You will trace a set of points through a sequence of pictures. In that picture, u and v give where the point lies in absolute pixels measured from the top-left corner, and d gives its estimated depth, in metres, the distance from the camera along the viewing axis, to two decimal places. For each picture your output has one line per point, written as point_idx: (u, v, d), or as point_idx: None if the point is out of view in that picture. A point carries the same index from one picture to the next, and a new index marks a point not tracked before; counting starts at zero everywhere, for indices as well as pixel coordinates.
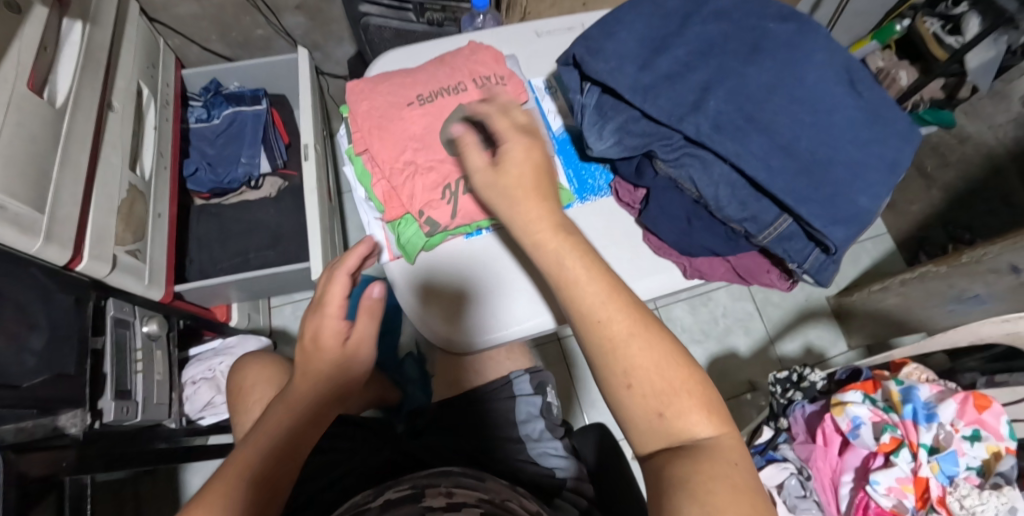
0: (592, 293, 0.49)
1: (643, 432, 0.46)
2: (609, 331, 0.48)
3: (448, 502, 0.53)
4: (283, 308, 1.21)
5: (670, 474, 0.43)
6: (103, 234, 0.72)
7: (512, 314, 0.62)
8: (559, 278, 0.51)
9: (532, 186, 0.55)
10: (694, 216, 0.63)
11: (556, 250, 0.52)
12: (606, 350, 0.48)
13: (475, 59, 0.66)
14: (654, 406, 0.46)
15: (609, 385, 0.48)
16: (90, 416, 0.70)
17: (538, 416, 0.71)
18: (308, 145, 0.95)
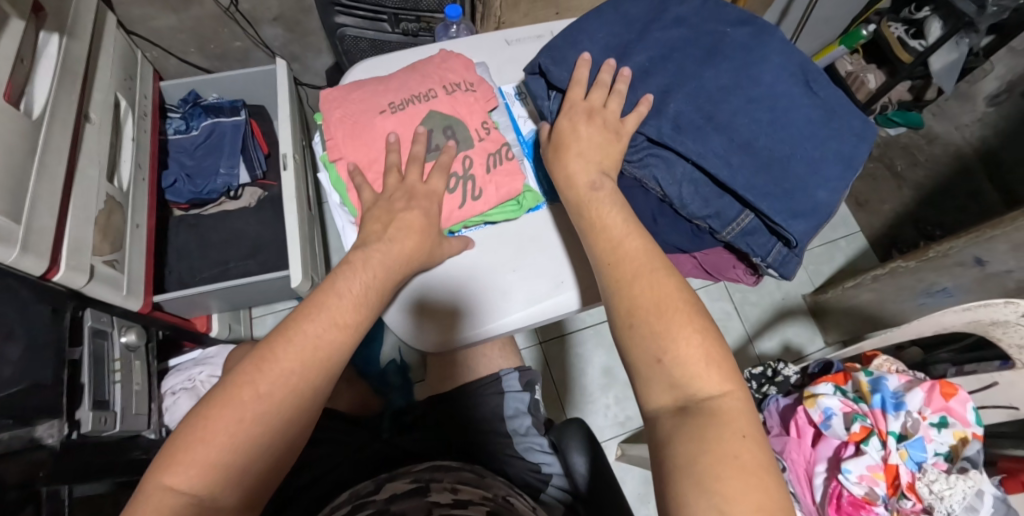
0: (621, 249, 0.53)
1: (655, 388, 0.46)
2: (618, 271, 0.52)
3: (454, 499, 0.55)
4: (265, 318, 1.21)
5: (669, 431, 0.44)
6: (80, 244, 0.72)
7: (501, 311, 0.61)
8: (589, 235, 0.56)
9: (569, 157, 0.60)
10: (660, 213, 0.65)
11: (585, 211, 0.57)
12: (620, 288, 0.51)
13: (445, 67, 0.68)
14: (662, 354, 0.47)
15: (616, 325, 0.51)
16: (67, 427, 0.70)
17: (527, 412, 0.71)
18: (287, 155, 0.96)
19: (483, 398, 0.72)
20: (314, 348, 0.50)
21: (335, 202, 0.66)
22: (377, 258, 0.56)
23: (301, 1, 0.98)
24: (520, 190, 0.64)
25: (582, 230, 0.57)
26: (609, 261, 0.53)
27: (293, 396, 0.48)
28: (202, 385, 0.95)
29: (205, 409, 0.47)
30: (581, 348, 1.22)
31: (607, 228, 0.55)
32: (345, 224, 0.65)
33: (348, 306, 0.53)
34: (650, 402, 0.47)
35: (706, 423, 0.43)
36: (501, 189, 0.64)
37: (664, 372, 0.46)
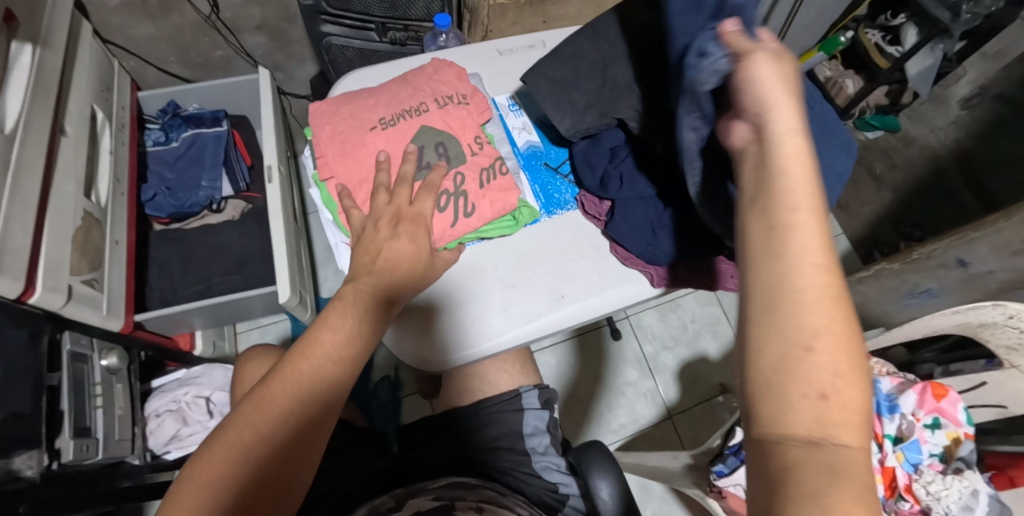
0: (811, 222, 0.35)
1: (794, 413, 0.32)
2: (819, 285, 0.34)
3: None
4: (250, 333, 1.18)
5: (799, 469, 0.31)
6: (57, 264, 0.69)
7: (497, 334, 0.59)
8: (773, 182, 0.37)
9: (766, 77, 0.39)
10: (660, 225, 0.61)
11: (780, 156, 0.38)
12: (809, 306, 0.33)
13: (437, 79, 0.67)
14: (821, 376, 0.32)
15: (782, 345, 0.33)
16: (48, 457, 0.66)
17: (545, 431, 0.70)
18: (272, 167, 0.94)
19: (499, 415, 0.69)
20: (308, 387, 0.49)
21: (326, 220, 0.64)
22: (368, 289, 0.54)
23: (284, 9, 0.96)
24: (515, 205, 0.62)
25: (781, 211, 0.36)
26: (793, 232, 0.35)
27: (283, 437, 0.48)
28: (188, 407, 0.93)
29: (200, 459, 0.45)
30: (613, 343, 1.22)
31: (796, 183, 0.36)
32: (338, 243, 0.63)
33: (340, 341, 0.51)
34: (776, 427, 0.32)
35: (837, 464, 0.30)
36: (495, 205, 0.62)
37: (819, 408, 0.32)
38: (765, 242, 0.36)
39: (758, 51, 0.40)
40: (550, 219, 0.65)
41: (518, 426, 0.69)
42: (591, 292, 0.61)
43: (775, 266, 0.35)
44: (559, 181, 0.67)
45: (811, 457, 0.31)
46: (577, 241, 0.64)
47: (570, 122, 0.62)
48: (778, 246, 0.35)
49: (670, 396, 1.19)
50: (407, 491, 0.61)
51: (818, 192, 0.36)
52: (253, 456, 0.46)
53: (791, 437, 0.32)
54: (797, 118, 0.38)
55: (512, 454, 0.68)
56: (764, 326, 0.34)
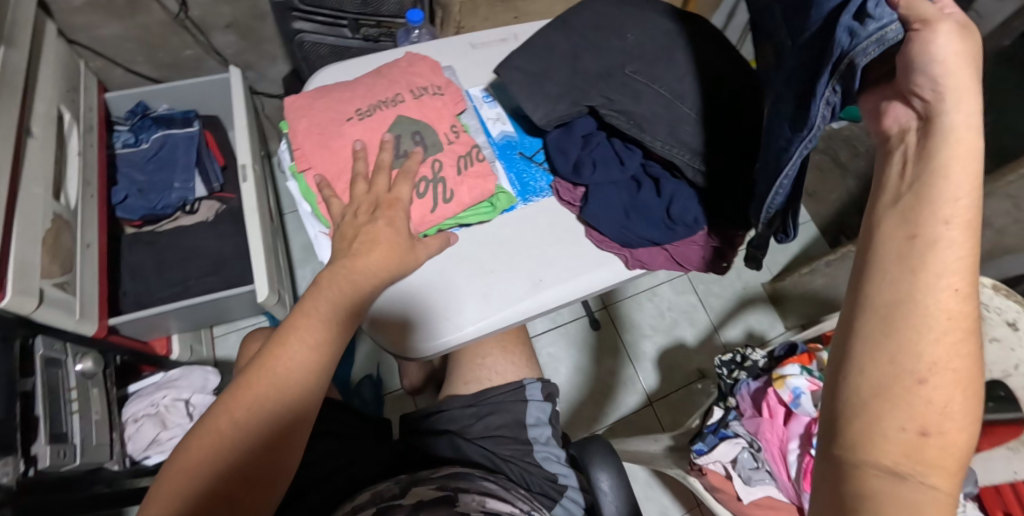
0: (960, 238, 0.36)
1: (886, 440, 0.34)
2: (946, 314, 0.35)
3: (482, 508, 0.57)
4: (228, 336, 1.16)
5: (877, 497, 0.33)
6: (27, 267, 0.67)
7: (468, 325, 0.58)
8: (928, 186, 0.37)
9: (948, 58, 0.38)
10: (632, 208, 0.63)
11: (947, 153, 0.37)
12: (930, 335, 0.34)
13: (412, 71, 0.67)
14: (921, 405, 0.34)
15: (896, 368, 0.34)
16: (23, 464, 0.65)
17: (547, 422, 0.71)
18: (246, 166, 0.93)
19: (502, 405, 0.71)
20: (287, 379, 0.51)
21: (305, 212, 0.64)
22: (342, 276, 0.55)
23: (254, 8, 0.96)
24: (492, 191, 0.64)
25: (928, 225, 0.36)
26: (940, 249, 0.36)
27: (263, 428, 0.49)
28: (167, 410, 0.91)
29: (185, 453, 0.48)
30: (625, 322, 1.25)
31: (961, 192, 0.36)
32: (317, 234, 0.63)
33: (316, 331, 0.53)
34: (857, 451, 0.34)
35: (918, 501, 0.33)
36: (473, 191, 0.63)
37: (915, 440, 0.34)
38: (904, 252, 0.37)
39: (944, 19, 0.38)
40: (525, 206, 0.66)
41: (521, 418, 0.70)
42: (567, 275, 0.62)
43: (907, 280, 0.36)
44: (534, 168, 0.68)
45: (892, 489, 0.33)
46: (555, 227, 0.65)
47: (545, 111, 0.64)
48: (919, 257, 0.36)
49: (651, 383, 1.21)
50: (409, 480, 0.61)
51: (977, 203, 0.36)
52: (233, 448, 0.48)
53: (873, 464, 0.33)
54: (976, 111, 0.37)
55: (513, 443, 0.69)
56: (881, 339, 0.35)
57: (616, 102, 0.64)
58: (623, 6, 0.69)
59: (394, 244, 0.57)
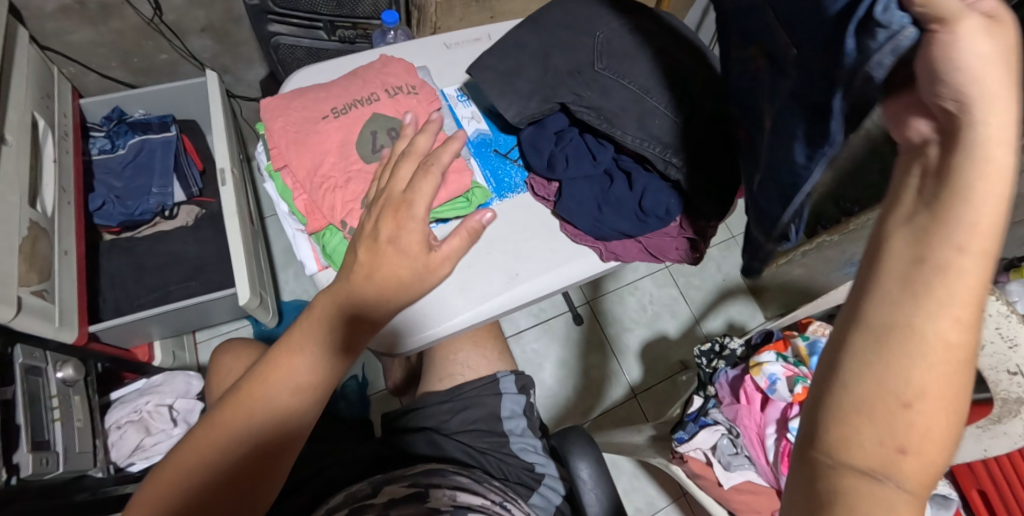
0: (980, 258, 0.28)
1: (859, 447, 0.28)
2: (952, 337, 0.27)
3: (453, 503, 0.58)
4: (211, 341, 1.16)
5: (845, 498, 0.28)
6: (5, 276, 0.67)
7: (453, 317, 0.59)
8: (947, 205, 0.29)
9: (978, 64, 0.30)
10: (604, 202, 0.65)
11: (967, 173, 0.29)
12: (932, 358, 0.27)
13: (386, 72, 0.67)
14: (903, 427, 0.27)
15: (886, 386, 0.28)
16: (6, 472, 0.65)
17: (522, 414, 0.72)
18: (224, 169, 0.93)
19: (476, 400, 0.72)
20: (270, 416, 0.49)
21: (284, 212, 0.64)
22: (324, 303, 0.51)
23: (229, 11, 0.96)
24: (468, 186, 0.65)
25: (943, 239, 0.29)
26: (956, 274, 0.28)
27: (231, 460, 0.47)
28: (150, 416, 0.91)
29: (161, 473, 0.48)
30: (606, 317, 1.27)
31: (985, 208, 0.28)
32: (295, 233, 0.63)
33: (305, 362, 0.50)
34: (832, 451, 0.28)
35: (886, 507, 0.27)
36: (450, 186, 0.64)
37: (888, 457, 0.27)
38: (909, 271, 0.29)
39: (970, 14, 0.30)
40: (501, 203, 0.67)
41: (497, 411, 0.71)
42: (544, 268, 0.64)
43: (916, 297, 0.28)
44: (508, 165, 0.70)
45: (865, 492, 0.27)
46: (529, 223, 0.66)
47: (516, 109, 0.65)
48: (932, 273, 0.28)
49: (634, 376, 1.23)
50: (382, 479, 0.62)
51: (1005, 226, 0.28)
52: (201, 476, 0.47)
53: (848, 464, 0.28)
54: (1012, 123, 0.29)
55: (490, 436, 0.70)
56: (865, 356, 0.28)
57: (586, 98, 0.65)
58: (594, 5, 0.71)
59: (405, 268, 0.51)
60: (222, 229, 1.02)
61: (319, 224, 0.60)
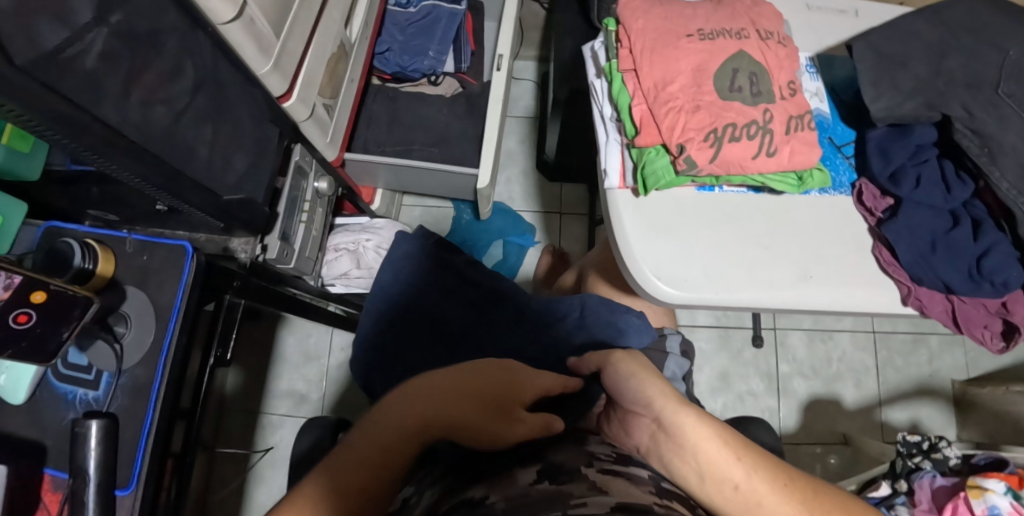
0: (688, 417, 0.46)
1: None
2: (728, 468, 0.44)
3: (614, 454, 0.46)
4: (413, 210, 1.11)
5: None
6: (311, 81, 0.71)
7: (673, 270, 0.57)
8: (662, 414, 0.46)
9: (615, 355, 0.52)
10: (941, 242, 0.58)
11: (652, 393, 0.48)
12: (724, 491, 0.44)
13: (758, 11, 0.60)
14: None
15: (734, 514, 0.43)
16: (260, 249, 0.69)
17: (682, 379, 0.63)
18: (502, 56, 0.91)
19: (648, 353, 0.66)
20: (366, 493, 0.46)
21: (606, 115, 0.60)
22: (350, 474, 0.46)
23: None
24: (811, 165, 0.56)
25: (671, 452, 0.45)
26: (721, 463, 0.44)
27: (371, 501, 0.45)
28: (365, 252, 0.91)
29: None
30: (788, 347, 1.08)
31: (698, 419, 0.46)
32: (611, 141, 0.60)
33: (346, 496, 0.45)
34: None
35: None
36: (796, 156, 0.55)
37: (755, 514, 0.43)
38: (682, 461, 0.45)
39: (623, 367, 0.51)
40: (820, 195, 0.61)
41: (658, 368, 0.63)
42: (841, 279, 0.59)
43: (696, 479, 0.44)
44: (839, 160, 0.63)
45: None
46: (841, 227, 0.60)
47: (886, 104, 0.58)
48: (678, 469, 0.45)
49: (788, 424, 1.04)
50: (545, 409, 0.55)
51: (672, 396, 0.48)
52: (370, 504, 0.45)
53: None
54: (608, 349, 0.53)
55: None
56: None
57: (977, 120, 0.56)
58: (1002, 30, 0.58)
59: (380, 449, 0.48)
60: (477, 113, 0.97)
61: (651, 141, 0.55)
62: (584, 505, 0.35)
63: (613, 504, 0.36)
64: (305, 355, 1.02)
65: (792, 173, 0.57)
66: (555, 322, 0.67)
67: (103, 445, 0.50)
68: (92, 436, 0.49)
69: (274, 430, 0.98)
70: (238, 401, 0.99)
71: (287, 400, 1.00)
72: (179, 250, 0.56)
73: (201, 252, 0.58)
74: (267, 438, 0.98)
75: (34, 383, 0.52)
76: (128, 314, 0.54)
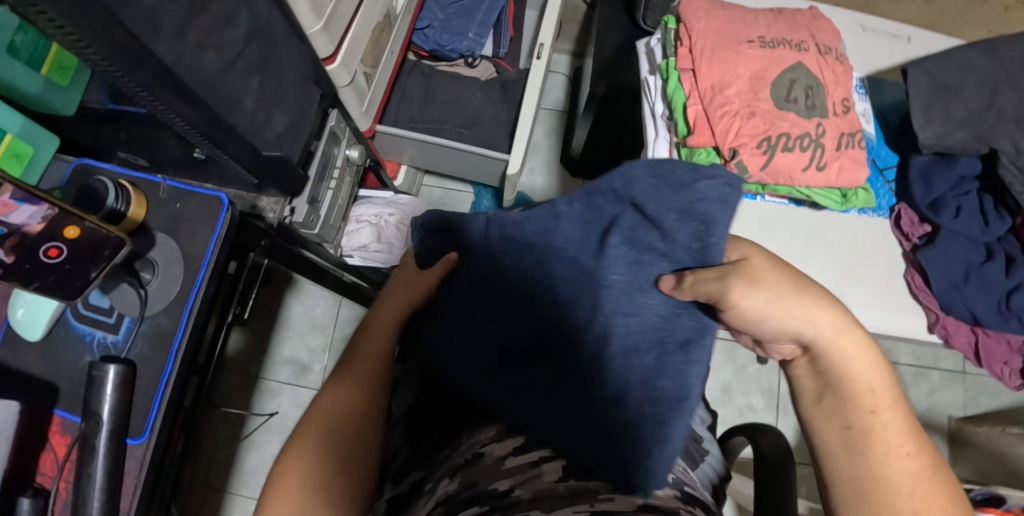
0: (839, 343, 0.40)
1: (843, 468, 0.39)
2: (866, 410, 0.39)
3: None
4: (433, 191, 1.10)
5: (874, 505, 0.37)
6: (356, 46, 0.70)
7: None
8: (796, 329, 0.40)
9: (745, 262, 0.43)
10: (973, 274, 0.58)
11: (796, 314, 0.40)
12: (849, 434, 0.40)
13: (818, 25, 0.59)
14: (872, 462, 0.38)
15: (851, 450, 0.39)
16: (288, 211, 0.68)
17: None
18: (544, 45, 0.90)
19: None
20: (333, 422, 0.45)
21: (658, 112, 0.60)
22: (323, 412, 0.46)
23: None
24: (857, 184, 0.56)
25: (817, 375, 0.41)
26: (853, 400, 0.40)
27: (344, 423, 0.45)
28: (385, 225, 0.90)
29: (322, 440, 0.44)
30: None
31: (852, 350, 0.40)
32: (659, 140, 0.60)
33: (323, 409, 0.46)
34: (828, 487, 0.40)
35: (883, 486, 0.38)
36: (844, 174, 0.55)
37: (866, 460, 0.38)
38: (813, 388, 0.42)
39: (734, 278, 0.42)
40: (858, 215, 0.61)
41: None
42: (873, 300, 0.59)
43: (824, 409, 0.41)
44: (880, 183, 0.63)
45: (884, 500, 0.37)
46: (875, 249, 0.61)
47: (935, 131, 0.58)
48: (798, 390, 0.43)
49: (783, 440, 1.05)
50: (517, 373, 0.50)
51: (827, 313, 0.40)
52: (339, 423, 0.45)
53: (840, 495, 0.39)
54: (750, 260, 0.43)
55: None
56: (855, 490, 0.38)
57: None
58: None
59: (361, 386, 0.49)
60: (511, 99, 0.96)
61: (703, 143, 0.55)
62: (611, 502, 0.38)
63: (640, 503, 0.39)
64: (312, 324, 1.01)
65: (836, 189, 0.57)
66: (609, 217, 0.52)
67: (119, 391, 0.49)
68: (108, 381, 0.49)
69: (273, 396, 0.97)
70: (239, 363, 0.98)
71: (289, 368, 0.99)
72: (214, 201, 0.55)
73: (235, 206, 0.57)
74: (263, 402, 0.97)
75: (50, 322, 0.51)
76: (156, 261, 0.53)
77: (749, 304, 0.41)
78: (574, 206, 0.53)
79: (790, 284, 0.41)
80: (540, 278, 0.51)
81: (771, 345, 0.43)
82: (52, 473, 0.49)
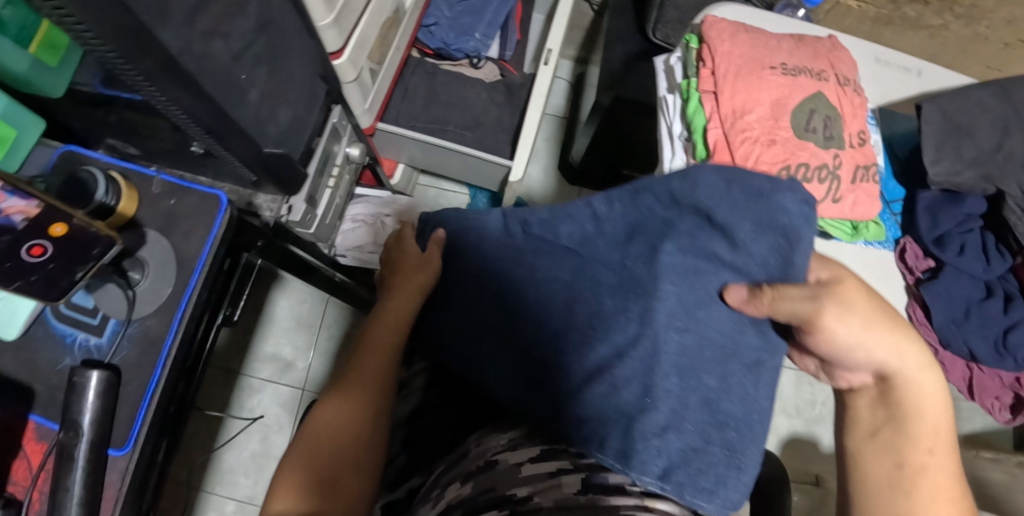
0: (916, 381, 0.46)
1: (880, 486, 0.44)
2: (927, 441, 0.44)
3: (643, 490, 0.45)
4: (428, 191, 1.08)
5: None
6: (364, 42, 0.67)
7: None
8: (880, 358, 0.46)
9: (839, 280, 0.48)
10: (974, 310, 0.59)
11: (882, 345, 0.45)
12: (900, 455, 0.44)
13: (837, 54, 0.59)
14: (905, 480, 0.43)
15: (896, 472, 0.44)
16: (285, 211, 0.65)
17: None
18: (552, 51, 0.87)
19: None
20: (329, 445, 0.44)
21: (675, 132, 0.59)
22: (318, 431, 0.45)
23: None
24: (869, 217, 0.56)
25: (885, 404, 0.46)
26: (911, 430, 0.45)
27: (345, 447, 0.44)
28: (380, 226, 0.88)
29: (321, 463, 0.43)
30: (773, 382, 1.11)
31: (926, 391, 0.46)
32: (675, 161, 0.59)
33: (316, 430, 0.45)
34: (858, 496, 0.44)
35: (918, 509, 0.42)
36: (857, 207, 0.55)
37: (903, 481, 0.43)
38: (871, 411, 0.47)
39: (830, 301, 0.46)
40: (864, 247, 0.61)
41: None
42: None
43: (887, 432, 0.45)
44: (886, 216, 0.63)
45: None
46: (880, 281, 0.61)
47: (945, 169, 0.58)
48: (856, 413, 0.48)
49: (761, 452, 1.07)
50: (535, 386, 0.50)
51: (915, 354, 0.46)
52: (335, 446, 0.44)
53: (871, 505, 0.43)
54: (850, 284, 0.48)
55: None
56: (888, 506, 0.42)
57: None
58: None
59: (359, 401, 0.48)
60: (515, 104, 0.95)
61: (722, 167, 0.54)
62: None
63: None
64: (297, 322, 0.98)
65: (848, 220, 0.57)
66: (674, 227, 0.52)
67: (101, 399, 0.46)
68: (89, 389, 0.46)
69: (253, 393, 0.94)
70: (222, 357, 0.95)
71: (271, 365, 0.96)
72: (212, 200, 0.52)
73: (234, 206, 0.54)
74: (242, 399, 0.93)
75: (30, 320, 0.48)
76: (146, 261, 0.50)
77: (843, 326, 0.45)
78: (634, 218, 0.54)
79: (887, 319, 0.46)
80: (587, 290, 0.51)
81: (847, 369, 0.48)
82: (24, 483, 0.46)
